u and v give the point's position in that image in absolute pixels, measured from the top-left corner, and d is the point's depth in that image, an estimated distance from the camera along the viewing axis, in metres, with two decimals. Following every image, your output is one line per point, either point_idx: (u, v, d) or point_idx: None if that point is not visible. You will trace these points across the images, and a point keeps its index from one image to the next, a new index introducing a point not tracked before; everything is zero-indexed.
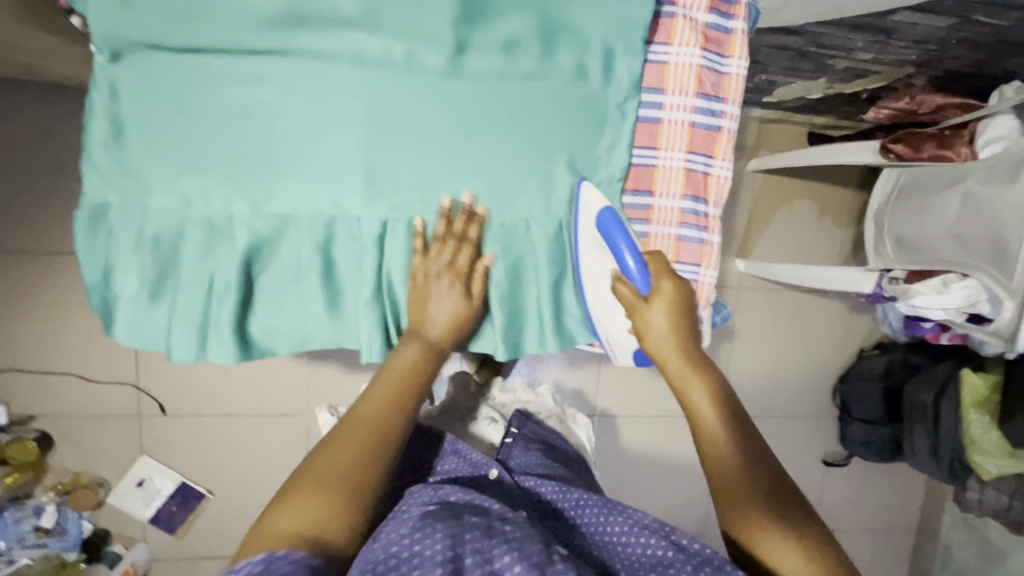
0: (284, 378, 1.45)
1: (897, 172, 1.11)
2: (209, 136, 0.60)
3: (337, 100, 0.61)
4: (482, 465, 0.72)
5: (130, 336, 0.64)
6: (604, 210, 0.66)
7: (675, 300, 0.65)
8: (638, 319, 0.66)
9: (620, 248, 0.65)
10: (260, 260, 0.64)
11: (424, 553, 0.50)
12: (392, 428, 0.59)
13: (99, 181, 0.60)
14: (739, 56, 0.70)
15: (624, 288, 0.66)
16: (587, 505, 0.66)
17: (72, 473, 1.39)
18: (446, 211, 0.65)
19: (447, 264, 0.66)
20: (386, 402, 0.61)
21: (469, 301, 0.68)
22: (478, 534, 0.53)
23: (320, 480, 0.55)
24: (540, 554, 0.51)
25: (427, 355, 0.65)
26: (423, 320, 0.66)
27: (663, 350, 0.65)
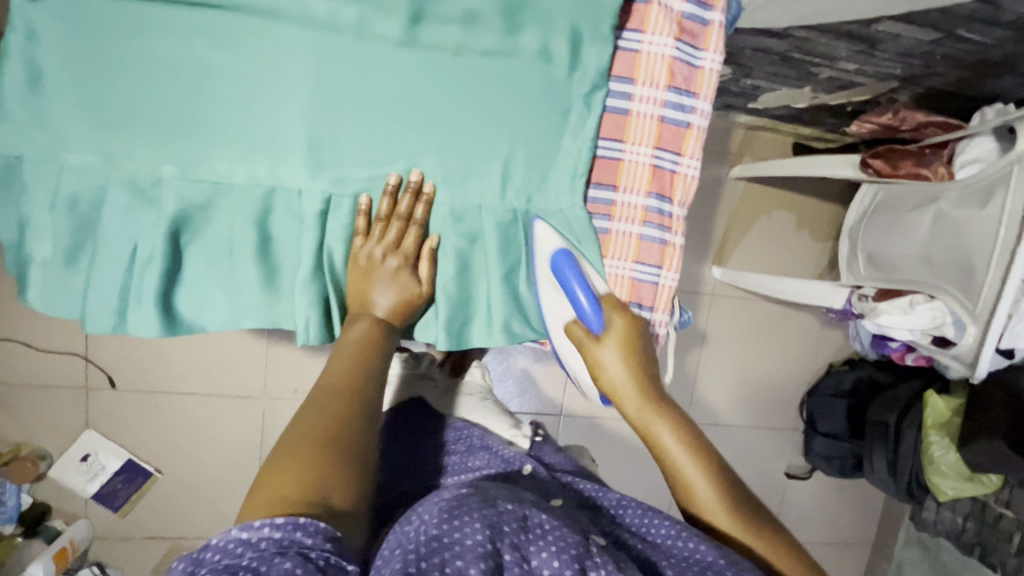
0: (242, 359, 1.40)
1: (875, 188, 1.09)
2: (137, 90, 0.56)
3: (280, 61, 0.58)
4: (515, 460, 0.74)
5: (44, 301, 0.60)
6: (559, 252, 0.65)
7: (628, 337, 0.66)
8: (592, 360, 0.66)
9: (576, 289, 0.65)
10: (190, 229, 0.61)
11: (464, 541, 0.47)
12: (357, 392, 0.59)
13: (10, 131, 0.55)
14: (713, 51, 0.67)
15: (579, 330, 0.67)
16: (630, 505, 0.65)
17: (12, 443, 1.34)
18: (392, 188, 0.63)
19: (392, 245, 0.64)
20: (349, 370, 0.61)
21: (414, 285, 0.67)
22: (515, 527, 0.51)
23: (295, 446, 0.51)
24: (579, 546, 0.50)
25: (382, 328, 0.65)
26: (366, 302, 0.65)
27: (623, 391, 0.65)
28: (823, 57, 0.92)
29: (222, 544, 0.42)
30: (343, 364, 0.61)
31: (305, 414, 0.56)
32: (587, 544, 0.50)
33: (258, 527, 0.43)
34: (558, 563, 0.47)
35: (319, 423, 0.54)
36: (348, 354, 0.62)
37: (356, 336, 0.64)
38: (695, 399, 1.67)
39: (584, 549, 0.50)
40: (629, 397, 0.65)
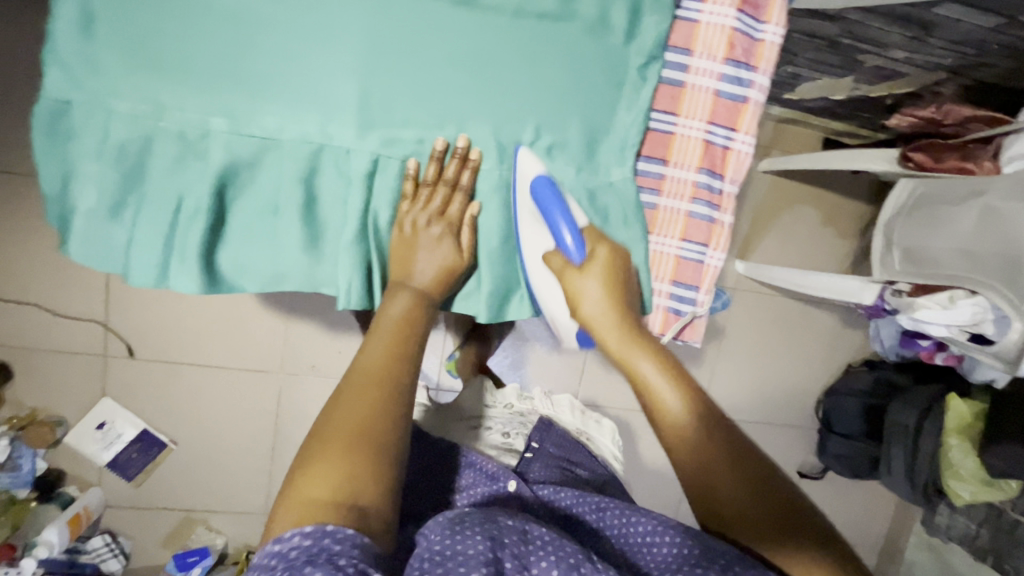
0: (259, 333, 1.39)
1: (912, 183, 1.07)
2: (189, 39, 0.55)
3: (333, 16, 0.56)
4: (500, 478, 0.72)
5: (83, 252, 0.59)
6: (539, 177, 0.62)
7: (609, 264, 0.64)
8: (570, 287, 0.64)
9: (555, 217, 0.62)
10: (236, 185, 0.59)
11: (468, 552, 0.47)
12: (397, 383, 0.56)
13: (60, 75, 0.54)
14: (775, 23, 0.64)
15: (557, 259, 0.65)
16: (609, 508, 0.65)
17: (29, 408, 1.34)
18: (439, 153, 0.61)
19: (438, 211, 0.63)
20: (389, 353, 0.58)
21: (455, 254, 0.65)
22: (516, 538, 0.51)
23: (335, 442, 0.50)
24: (576, 553, 0.51)
25: (422, 302, 0.63)
26: (409, 272, 0.64)
27: (601, 324, 0.65)
28: (872, 43, 0.90)
29: (263, 561, 0.43)
30: (381, 341, 0.58)
31: (342, 397, 0.54)
32: (585, 551, 0.52)
33: (288, 537, 0.43)
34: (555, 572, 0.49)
35: (357, 408, 0.52)
36: (387, 330, 0.60)
37: (397, 312, 0.61)
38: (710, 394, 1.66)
39: (582, 557, 0.51)
40: (609, 329, 0.64)
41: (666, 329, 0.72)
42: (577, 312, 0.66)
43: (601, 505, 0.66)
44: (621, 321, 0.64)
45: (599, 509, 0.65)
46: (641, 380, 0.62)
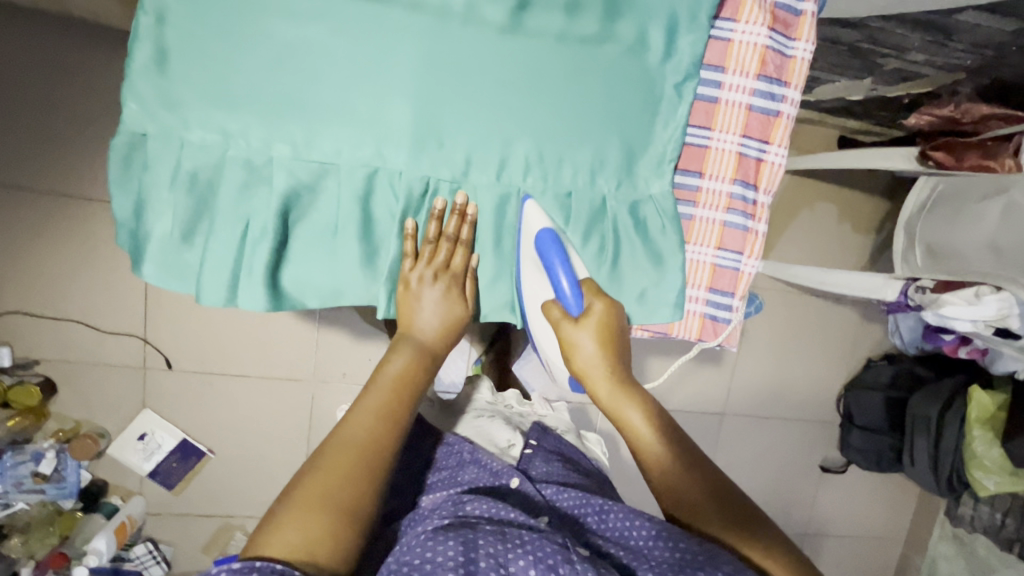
0: (293, 343, 1.43)
1: (934, 180, 1.10)
2: (255, 72, 0.58)
3: (389, 47, 0.59)
4: (503, 474, 0.76)
5: (158, 275, 0.62)
6: (545, 231, 0.65)
7: (605, 320, 0.67)
8: (567, 338, 0.68)
9: (558, 272, 0.66)
10: (298, 209, 0.63)
11: (436, 559, 0.53)
12: (385, 447, 0.59)
13: (138, 110, 0.58)
14: (805, 40, 0.67)
15: (556, 309, 0.68)
16: (611, 511, 0.67)
17: (73, 421, 1.38)
18: (438, 212, 0.66)
19: (442, 265, 0.67)
20: (380, 416, 0.61)
21: (460, 304, 0.69)
22: (492, 539, 0.56)
23: (307, 490, 0.54)
24: (554, 555, 0.55)
25: (419, 365, 0.66)
26: (411, 324, 0.68)
27: (595, 373, 0.68)
28: (893, 47, 0.92)
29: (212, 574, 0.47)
30: (375, 404, 0.61)
31: (324, 457, 0.57)
32: (565, 551, 0.55)
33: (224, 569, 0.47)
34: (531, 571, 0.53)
35: (339, 477, 0.55)
36: (385, 392, 0.63)
37: (394, 372, 0.64)
38: (731, 391, 1.68)
39: (562, 558, 0.55)
40: (602, 380, 0.69)
41: (702, 332, 0.74)
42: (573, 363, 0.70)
43: (604, 508, 0.67)
44: (612, 368, 0.68)
45: (600, 512, 0.67)
46: (629, 427, 0.68)
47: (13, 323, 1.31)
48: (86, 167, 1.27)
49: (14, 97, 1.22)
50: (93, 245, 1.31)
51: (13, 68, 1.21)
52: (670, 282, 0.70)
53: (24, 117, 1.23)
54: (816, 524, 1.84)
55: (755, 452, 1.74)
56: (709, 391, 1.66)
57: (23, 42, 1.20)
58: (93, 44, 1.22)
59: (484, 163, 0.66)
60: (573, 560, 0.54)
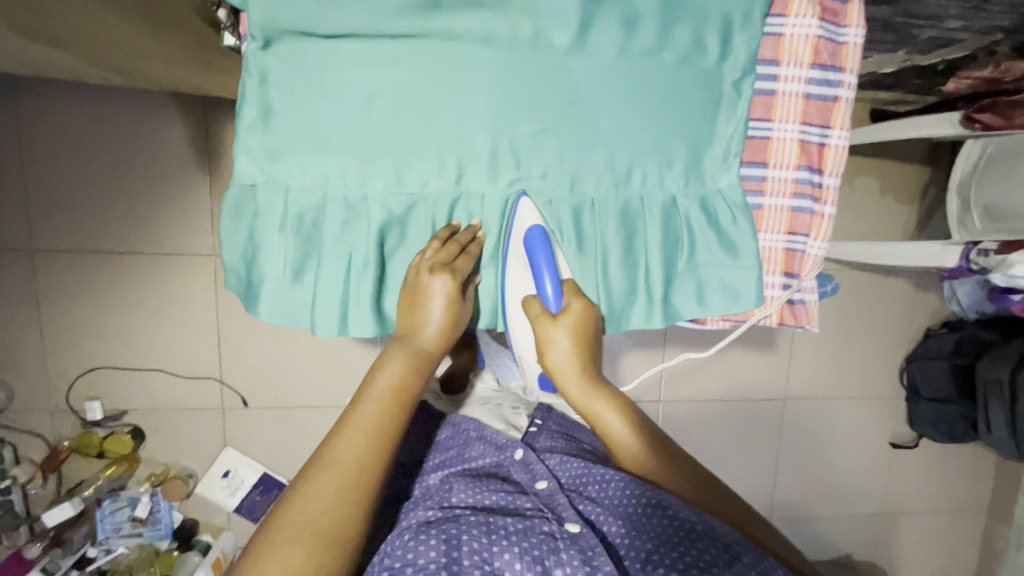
0: (359, 371, 1.48)
1: (982, 143, 1.11)
2: (348, 119, 0.63)
3: (466, 81, 0.64)
4: (507, 447, 0.83)
5: (273, 313, 0.68)
6: (536, 228, 0.67)
7: (582, 319, 0.69)
8: (542, 334, 0.69)
9: (542, 270, 0.68)
10: (392, 238, 0.68)
11: (418, 560, 0.58)
12: (373, 470, 0.61)
13: (248, 163, 0.63)
14: (855, 25, 0.69)
15: (535, 304, 0.69)
16: (610, 478, 0.72)
17: (163, 465, 1.46)
18: (451, 226, 0.68)
19: (444, 264, 0.65)
20: (370, 437, 0.62)
21: (457, 304, 0.68)
22: (477, 533, 0.62)
23: (295, 524, 0.56)
24: (537, 548, 0.61)
25: (413, 370, 0.66)
26: (415, 328, 0.67)
27: (566, 370, 0.71)
28: (928, 17, 0.94)
29: None
30: (364, 421, 0.62)
31: (313, 481, 0.59)
32: (550, 542, 0.62)
33: None
34: (517, 565, 0.59)
35: (328, 502, 0.57)
36: (376, 408, 0.63)
37: (386, 385, 0.64)
38: (790, 375, 1.67)
39: (547, 549, 0.61)
40: (572, 376, 0.71)
41: (784, 318, 0.77)
42: (545, 358, 0.71)
43: (605, 478, 0.73)
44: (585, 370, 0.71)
45: (603, 481, 0.73)
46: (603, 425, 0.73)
47: (102, 378, 1.40)
48: (156, 225, 1.35)
49: (89, 166, 1.31)
50: (168, 296, 1.39)
51: (85, 142, 1.30)
52: (749, 271, 0.72)
53: (98, 183, 1.32)
54: (891, 503, 1.80)
55: (820, 435, 1.73)
56: (768, 378, 1.66)
57: (92, 117, 1.29)
58: (154, 109, 1.31)
59: (558, 178, 0.69)
60: (558, 551, 0.61)
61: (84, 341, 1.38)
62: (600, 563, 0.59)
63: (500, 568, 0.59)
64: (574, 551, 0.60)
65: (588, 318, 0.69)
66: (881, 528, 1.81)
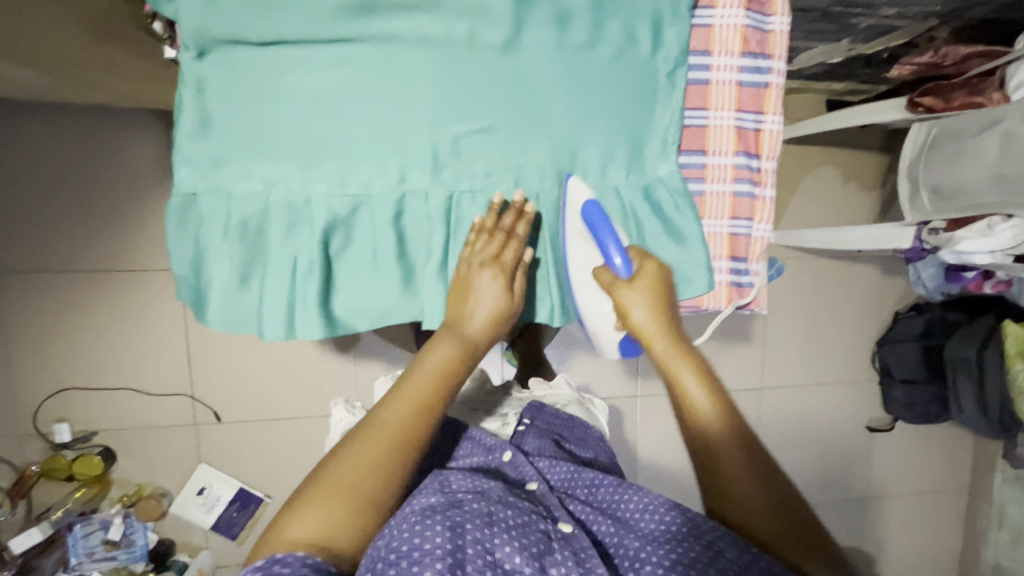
0: (332, 378, 1.47)
1: (929, 125, 1.11)
2: (287, 122, 0.63)
3: (405, 83, 0.64)
4: (495, 449, 0.81)
5: (222, 320, 0.66)
6: (590, 202, 0.67)
7: (655, 280, 0.69)
8: (618, 299, 0.69)
9: (606, 239, 0.68)
10: (338, 241, 0.66)
11: (424, 546, 0.56)
12: (417, 436, 0.63)
13: (188, 172, 0.63)
14: (780, 14, 0.71)
15: (606, 274, 0.69)
16: (600, 485, 0.73)
17: (136, 485, 1.43)
18: (497, 207, 0.67)
19: (493, 256, 0.67)
20: (414, 410, 0.64)
21: (505, 296, 0.68)
22: (479, 523, 0.60)
23: (340, 481, 0.60)
24: (537, 544, 0.60)
25: (458, 356, 0.67)
26: (463, 315, 0.68)
27: (648, 331, 0.69)
28: (863, 7, 0.97)
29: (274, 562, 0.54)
30: (408, 398, 0.64)
31: (355, 446, 0.61)
32: (547, 541, 0.61)
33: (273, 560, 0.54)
34: (517, 558, 0.58)
35: (370, 468, 0.60)
36: (422, 385, 0.65)
37: (432, 366, 0.65)
38: (765, 364, 1.69)
39: (542, 547, 0.60)
40: (655, 337, 0.69)
41: (731, 298, 0.77)
42: (623, 322, 0.70)
43: (594, 482, 0.74)
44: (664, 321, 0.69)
45: (592, 485, 0.74)
46: (679, 390, 0.68)
47: (71, 399, 1.38)
48: (121, 241, 1.34)
49: (49, 186, 1.30)
50: (136, 312, 1.37)
51: (46, 161, 1.30)
52: (698, 257, 0.73)
53: (59, 202, 1.31)
54: (873, 486, 1.82)
55: (797, 424, 1.74)
56: (743, 368, 1.67)
57: (51, 135, 1.29)
58: (114, 125, 1.30)
59: (501, 175, 0.68)
60: (553, 552, 0.60)
61: (50, 363, 1.36)
62: (593, 565, 0.59)
63: (500, 560, 0.58)
64: (567, 553, 0.60)
65: (660, 278, 0.69)
66: (865, 511, 1.82)
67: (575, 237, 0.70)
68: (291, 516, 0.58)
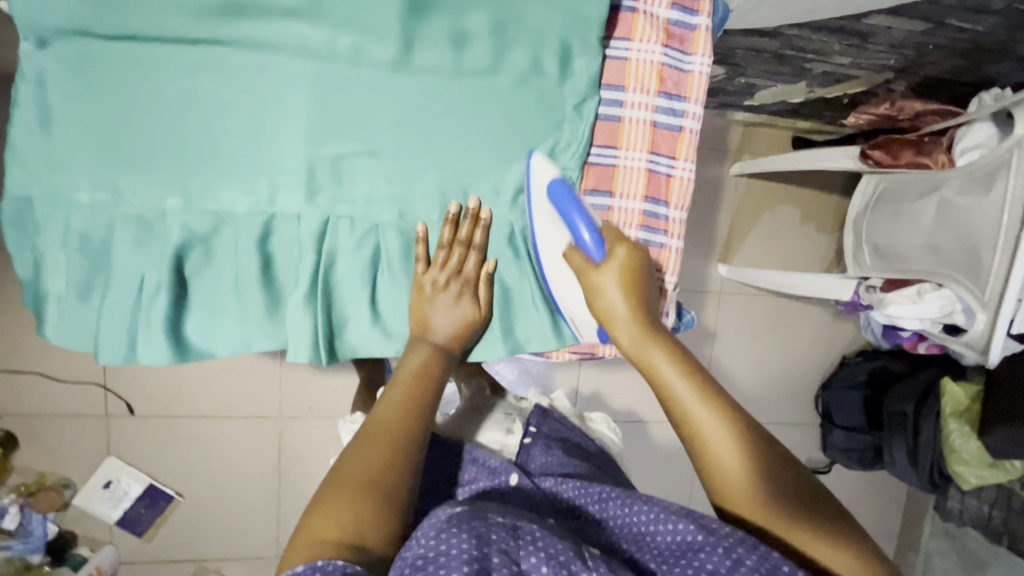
0: (254, 378, 1.41)
1: (876, 179, 1.10)
2: (142, 127, 0.57)
3: (280, 95, 0.58)
4: (502, 471, 0.68)
5: (62, 335, 0.61)
6: (555, 180, 0.62)
7: (627, 262, 0.62)
8: (589, 286, 0.63)
9: (575, 218, 0.62)
10: (194, 259, 0.61)
11: (450, 552, 0.45)
12: (414, 423, 0.58)
13: (23, 174, 0.57)
14: (702, 54, 0.69)
15: (577, 257, 0.63)
16: (611, 498, 0.60)
17: (37, 473, 1.36)
18: (452, 216, 0.64)
19: (455, 270, 0.66)
20: (402, 404, 0.59)
21: (473, 309, 0.68)
22: (504, 533, 0.48)
23: (351, 478, 0.51)
24: (564, 552, 0.47)
25: (439, 357, 0.65)
26: (428, 327, 0.66)
27: (616, 316, 0.62)
28: (814, 52, 0.93)
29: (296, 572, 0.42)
30: (394, 398, 0.60)
31: (358, 447, 0.54)
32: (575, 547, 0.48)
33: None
34: (545, 569, 0.45)
35: (377, 454, 0.54)
36: (402, 385, 0.61)
37: (412, 367, 0.63)
38: None
39: (575, 555, 0.47)
40: (623, 325, 0.62)
41: None
42: (594, 311, 0.64)
43: (602, 496, 0.61)
44: (637, 314, 0.62)
45: (600, 500, 0.61)
46: (660, 382, 0.59)
47: None
48: None
49: None
50: None
51: None
52: None
53: None
54: None
55: None
56: None
57: None
58: None
59: (384, 203, 0.64)
60: (586, 558, 0.47)
61: None
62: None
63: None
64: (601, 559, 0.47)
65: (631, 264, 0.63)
66: None
67: (542, 218, 0.65)
68: (306, 536, 0.48)
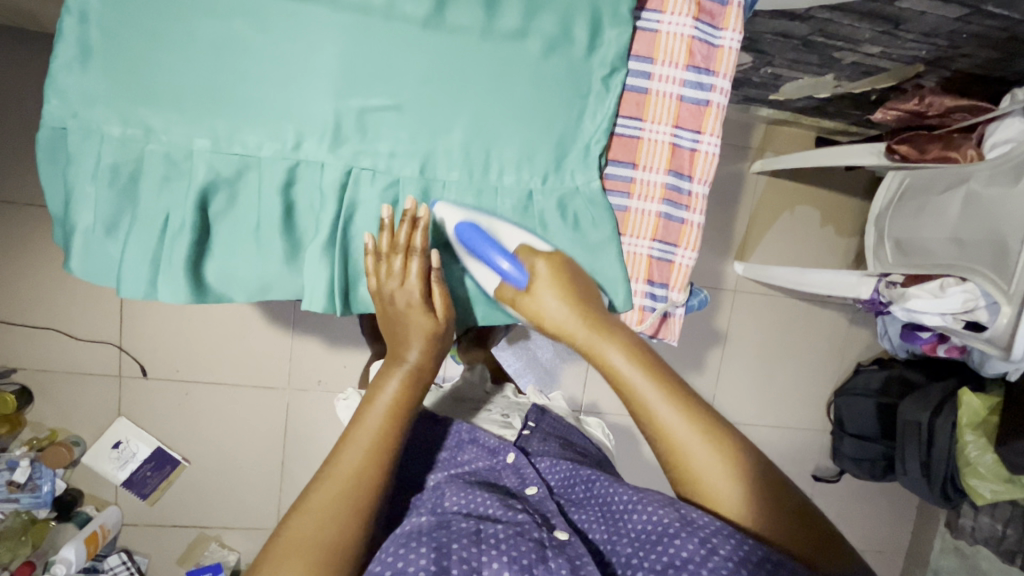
0: (266, 349, 1.43)
1: (902, 175, 1.09)
2: (177, 68, 0.58)
3: (312, 44, 0.59)
4: (500, 451, 0.73)
5: (85, 269, 0.62)
6: (463, 222, 0.62)
7: (553, 274, 0.63)
8: (527, 308, 0.63)
9: (490, 250, 0.62)
10: (218, 202, 0.62)
11: (408, 568, 0.50)
12: (383, 474, 0.55)
13: (59, 105, 0.58)
14: (732, 29, 0.68)
15: (506, 287, 0.64)
16: (596, 480, 0.64)
17: (49, 430, 1.38)
18: (387, 221, 0.62)
19: (400, 279, 0.63)
20: (375, 449, 0.56)
21: (431, 319, 0.65)
22: (466, 542, 0.54)
23: (306, 535, 0.49)
24: (530, 553, 0.53)
25: (412, 384, 0.62)
26: (398, 345, 0.65)
27: (565, 326, 0.61)
28: (845, 40, 0.93)
29: None
30: (362, 437, 0.56)
31: (315, 493, 0.52)
32: (540, 549, 0.53)
33: None
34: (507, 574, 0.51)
35: (337, 508, 0.51)
36: (377, 421, 0.58)
37: (388, 400, 0.59)
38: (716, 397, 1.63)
39: (536, 557, 0.53)
40: (576, 329, 0.61)
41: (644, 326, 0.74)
42: (545, 329, 0.64)
43: (590, 478, 0.66)
44: (585, 319, 0.61)
45: (588, 481, 0.65)
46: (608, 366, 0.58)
47: None
48: None
49: None
50: None
51: None
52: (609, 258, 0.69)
53: None
54: None
55: None
56: None
57: None
58: None
59: (407, 158, 0.64)
60: (547, 560, 0.52)
61: None
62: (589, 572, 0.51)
63: None
64: (562, 560, 0.52)
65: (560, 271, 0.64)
66: None
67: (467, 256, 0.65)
68: None
